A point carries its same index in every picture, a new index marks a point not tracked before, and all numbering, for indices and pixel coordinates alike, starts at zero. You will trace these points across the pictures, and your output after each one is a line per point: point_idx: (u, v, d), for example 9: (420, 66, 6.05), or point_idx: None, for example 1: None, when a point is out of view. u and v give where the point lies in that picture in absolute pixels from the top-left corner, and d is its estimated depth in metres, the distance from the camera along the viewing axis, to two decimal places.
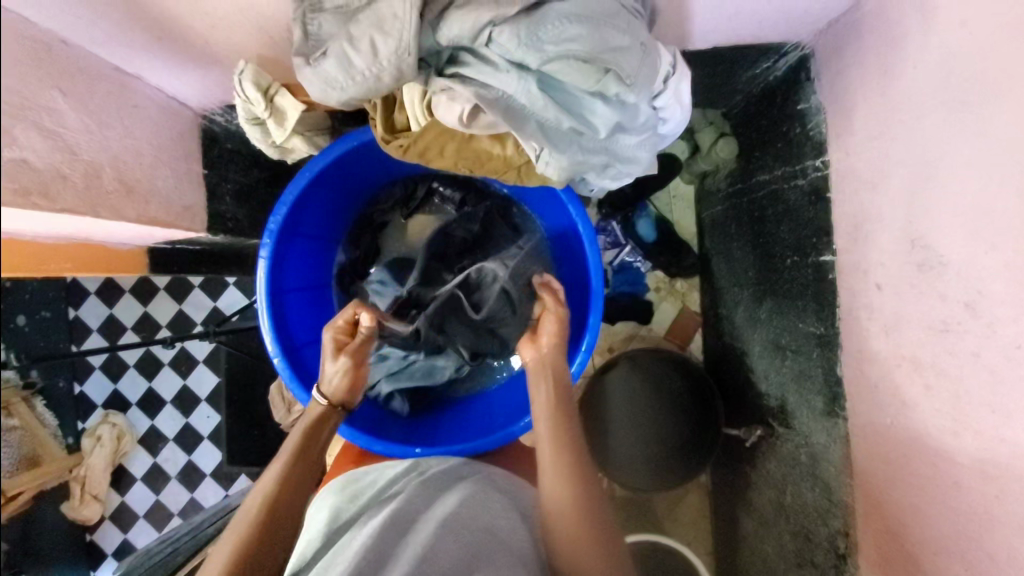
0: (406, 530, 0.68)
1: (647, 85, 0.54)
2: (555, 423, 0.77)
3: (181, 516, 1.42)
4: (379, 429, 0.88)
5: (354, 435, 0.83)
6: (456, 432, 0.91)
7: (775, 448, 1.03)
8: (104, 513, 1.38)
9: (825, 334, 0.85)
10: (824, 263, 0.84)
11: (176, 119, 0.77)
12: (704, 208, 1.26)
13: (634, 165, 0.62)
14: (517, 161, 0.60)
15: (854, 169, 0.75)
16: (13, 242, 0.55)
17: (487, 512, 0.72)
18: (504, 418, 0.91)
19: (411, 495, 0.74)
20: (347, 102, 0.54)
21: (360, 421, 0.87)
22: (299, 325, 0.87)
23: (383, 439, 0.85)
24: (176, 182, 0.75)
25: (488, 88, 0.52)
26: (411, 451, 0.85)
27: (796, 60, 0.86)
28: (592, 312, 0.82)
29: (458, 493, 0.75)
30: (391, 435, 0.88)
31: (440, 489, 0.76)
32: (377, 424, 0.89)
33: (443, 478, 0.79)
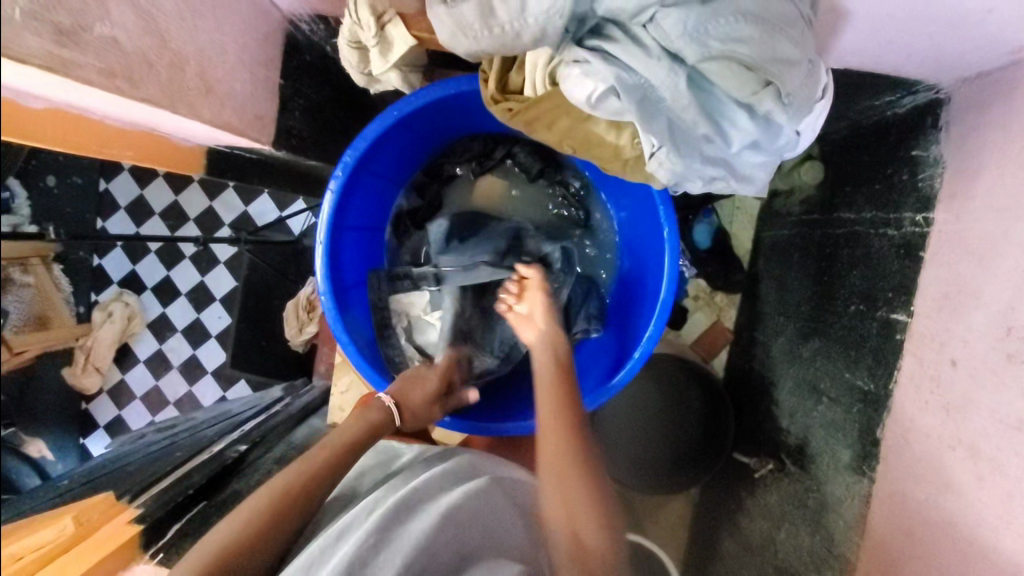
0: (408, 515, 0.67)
1: (803, 109, 0.49)
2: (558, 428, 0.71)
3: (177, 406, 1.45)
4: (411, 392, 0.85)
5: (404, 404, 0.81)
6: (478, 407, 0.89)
7: (781, 484, 1.02)
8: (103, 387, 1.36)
9: (873, 392, 0.82)
10: (895, 321, 0.80)
11: (264, 20, 0.72)
12: (766, 227, 1.20)
13: (749, 185, 0.57)
14: (628, 155, 0.56)
15: (962, 236, 0.70)
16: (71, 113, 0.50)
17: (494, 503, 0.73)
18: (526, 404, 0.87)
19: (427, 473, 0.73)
20: (472, 54, 0.49)
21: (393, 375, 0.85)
22: (349, 265, 0.84)
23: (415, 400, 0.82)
24: (252, 88, 0.71)
25: (631, 71, 0.47)
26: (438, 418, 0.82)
27: (925, 102, 0.79)
28: (654, 323, 0.78)
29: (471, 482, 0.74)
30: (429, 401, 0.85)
31: (453, 477, 0.76)
32: None
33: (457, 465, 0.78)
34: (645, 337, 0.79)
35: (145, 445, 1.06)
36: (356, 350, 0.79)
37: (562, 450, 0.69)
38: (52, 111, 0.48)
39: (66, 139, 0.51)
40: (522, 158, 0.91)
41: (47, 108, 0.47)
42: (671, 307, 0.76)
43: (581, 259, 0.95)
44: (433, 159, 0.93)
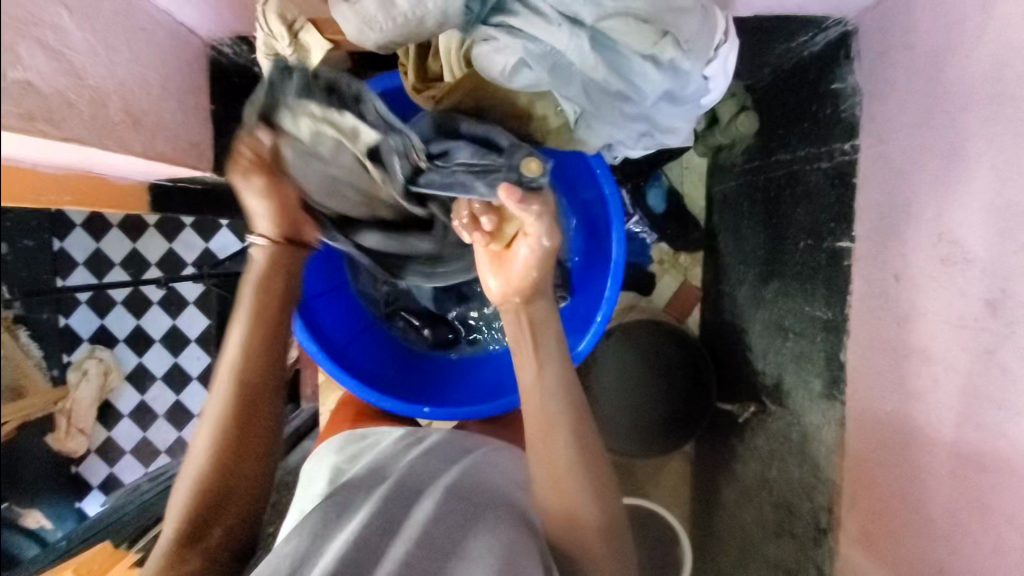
0: (411, 496, 0.68)
1: (704, 53, 0.51)
2: (560, 419, 0.64)
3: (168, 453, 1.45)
4: (389, 390, 0.87)
5: (379, 397, 0.83)
6: (460, 391, 0.92)
7: (765, 424, 1.05)
8: (90, 446, 1.42)
9: (833, 319, 0.86)
10: (841, 249, 0.83)
11: (184, 48, 0.72)
12: (716, 182, 1.23)
13: (673, 136, 0.60)
14: (554, 123, 0.59)
15: (887, 156, 0.74)
16: (18, 168, 0.49)
17: (489, 479, 0.74)
18: (503, 385, 0.90)
19: (416, 461, 0.76)
20: (382, 46, 0.51)
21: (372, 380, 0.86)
22: (310, 277, 0.86)
23: (393, 397, 0.84)
24: (183, 116, 0.71)
25: (536, 41, 0.49)
26: (420, 410, 0.84)
27: (836, 36, 0.83)
28: (610, 289, 0.82)
29: (464, 462, 0.76)
30: (407, 395, 0.87)
31: (447, 458, 0.78)
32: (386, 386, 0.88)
33: (448, 450, 0.80)
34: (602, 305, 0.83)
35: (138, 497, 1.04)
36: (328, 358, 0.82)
37: (561, 436, 0.63)
38: (3, 163, 0.46)
39: (16, 195, 0.50)
40: None
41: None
42: (623, 269, 0.80)
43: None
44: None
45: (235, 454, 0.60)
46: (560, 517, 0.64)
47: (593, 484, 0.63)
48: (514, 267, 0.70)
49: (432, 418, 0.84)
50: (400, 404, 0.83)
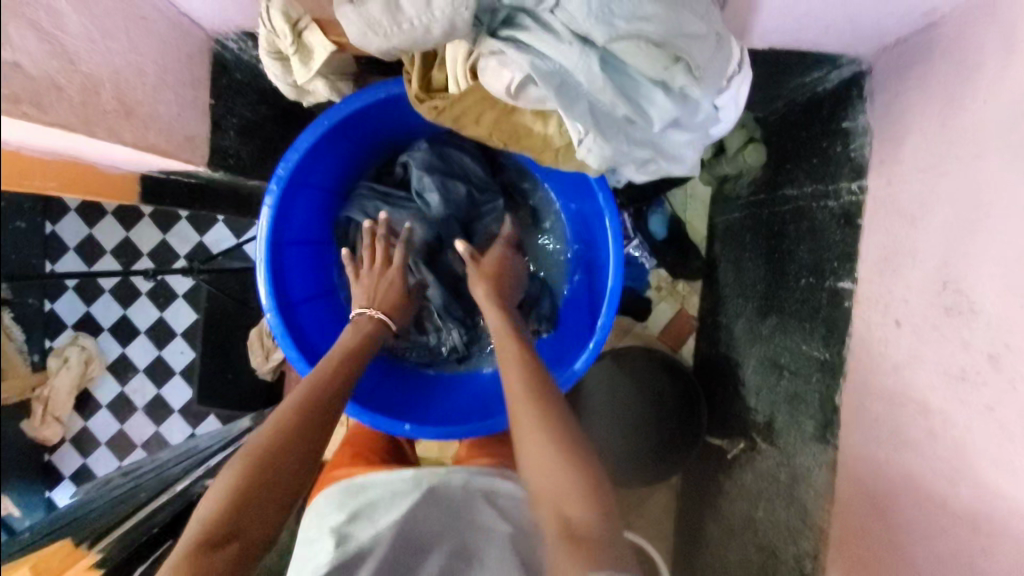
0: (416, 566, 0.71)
1: (714, 81, 0.51)
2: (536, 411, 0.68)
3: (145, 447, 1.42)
4: (371, 404, 0.83)
5: (355, 410, 0.80)
6: (447, 411, 0.88)
7: (754, 462, 1.02)
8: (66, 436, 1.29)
9: (830, 360, 0.83)
10: (842, 289, 0.82)
11: (187, 40, 0.71)
12: (719, 213, 1.22)
13: (678, 165, 0.57)
14: (557, 143, 0.56)
15: (894, 199, 0.72)
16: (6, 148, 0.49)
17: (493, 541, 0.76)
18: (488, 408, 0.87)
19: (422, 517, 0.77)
20: (386, 51, 0.50)
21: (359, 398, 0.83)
22: (295, 281, 0.83)
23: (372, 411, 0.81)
24: (179, 109, 0.70)
25: (544, 58, 0.48)
26: (400, 427, 0.81)
27: (850, 75, 0.82)
28: (601, 326, 0.78)
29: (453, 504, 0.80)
30: (387, 412, 0.84)
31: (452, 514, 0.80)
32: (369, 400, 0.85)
33: (441, 500, 0.81)
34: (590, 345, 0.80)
35: (105, 490, 1.00)
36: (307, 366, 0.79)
37: (530, 412, 0.68)
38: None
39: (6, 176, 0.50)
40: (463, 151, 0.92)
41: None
42: (615, 307, 0.77)
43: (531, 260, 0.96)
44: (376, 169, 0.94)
45: (281, 459, 0.66)
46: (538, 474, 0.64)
47: (570, 459, 0.64)
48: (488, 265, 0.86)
49: (413, 436, 0.81)
50: (378, 420, 0.81)
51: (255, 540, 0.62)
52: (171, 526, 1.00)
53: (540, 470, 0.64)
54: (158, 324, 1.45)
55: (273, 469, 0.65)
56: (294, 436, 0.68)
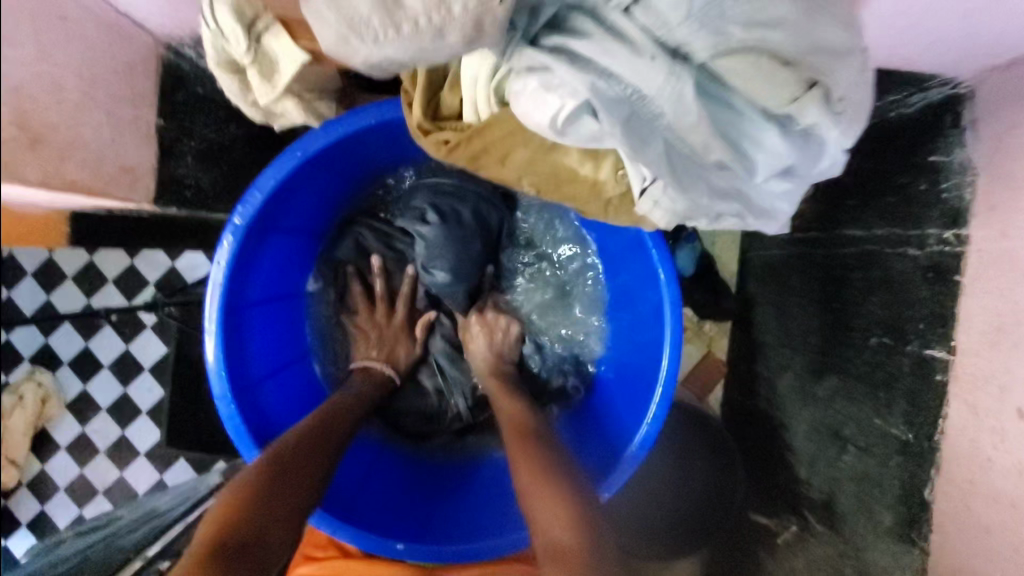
0: None
1: (852, 119, 0.36)
2: (519, 442, 0.68)
3: (107, 495, 1.27)
4: (358, 515, 0.70)
5: (335, 526, 0.66)
6: (452, 518, 0.74)
7: (807, 547, 0.87)
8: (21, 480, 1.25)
9: (914, 443, 0.69)
10: (930, 357, 0.68)
11: (128, 46, 0.56)
12: (755, 246, 1.08)
13: (770, 225, 0.43)
14: (610, 192, 0.42)
15: (1010, 257, 0.58)
16: None
17: None
18: (501, 517, 0.72)
19: None
20: (375, 66, 0.35)
21: (335, 499, 0.69)
22: (258, 348, 0.70)
23: (351, 525, 0.67)
24: (112, 135, 0.55)
25: (613, 78, 0.34)
26: (392, 548, 0.68)
27: (938, 100, 0.68)
28: (650, 421, 0.67)
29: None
30: (377, 520, 0.71)
31: None
32: (352, 502, 0.71)
33: None
34: (641, 433, 0.67)
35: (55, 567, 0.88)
36: None
37: (515, 445, 0.68)
38: None
39: None
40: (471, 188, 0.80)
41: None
42: (668, 406, 0.65)
43: (555, 318, 0.83)
44: (362, 203, 0.81)
45: (301, 466, 0.63)
46: (527, 498, 0.62)
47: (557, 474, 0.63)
48: (478, 354, 0.80)
49: (407, 557, 0.68)
50: (364, 541, 0.67)
51: (273, 545, 0.58)
52: None
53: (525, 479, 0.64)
54: (123, 360, 1.27)
55: (291, 471, 0.62)
56: (312, 442, 0.66)
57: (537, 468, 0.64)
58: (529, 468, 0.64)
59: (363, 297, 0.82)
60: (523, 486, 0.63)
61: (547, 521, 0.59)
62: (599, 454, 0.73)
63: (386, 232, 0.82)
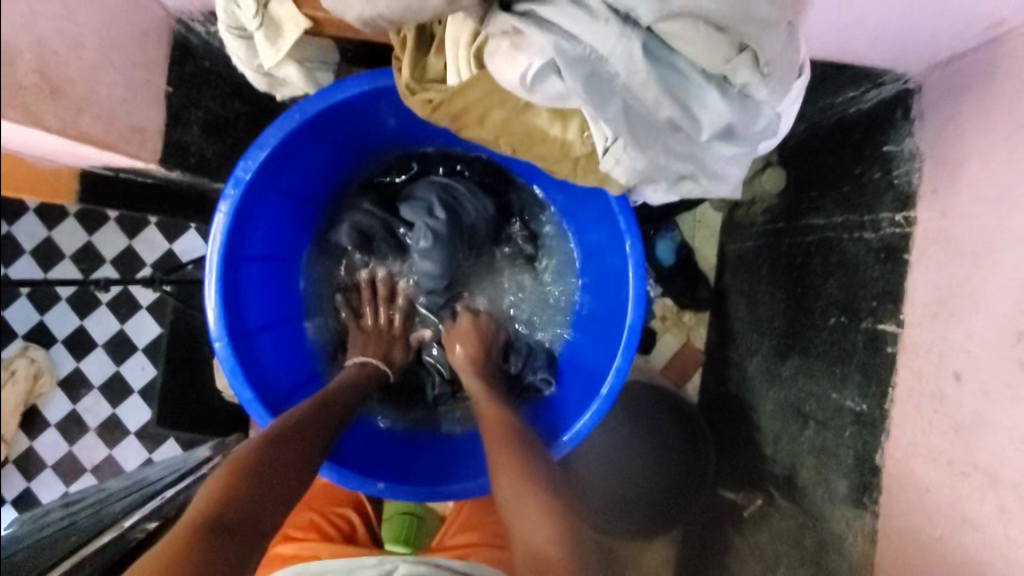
0: None
1: (784, 82, 0.42)
2: (502, 444, 0.70)
3: (95, 472, 1.29)
4: (343, 459, 0.73)
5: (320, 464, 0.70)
6: (431, 463, 0.78)
7: (770, 520, 0.91)
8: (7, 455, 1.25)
9: (867, 412, 0.74)
10: (882, 332, 0.72)
11: (142, 16, 0.60)
12: (730, 240, 1.12)
13: (721, 184, 0.48)
14: (578, 152, 0.47)
15: (951, 235, 0.63)
16: None
17: None
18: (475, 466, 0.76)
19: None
20: (367, 21, 0.40)
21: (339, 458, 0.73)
22: (256, 303, 0.73)
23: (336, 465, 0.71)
24: (125, 93, 0.59)
25: (572, 39, 0.39)
26: (373, 487, 0.71)
27: (891, 95, 0.74)
28: (613, 376, 0.69)
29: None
30: (364, 465, 0.75)
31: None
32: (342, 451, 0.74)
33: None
34: (601, 394, 0.71)
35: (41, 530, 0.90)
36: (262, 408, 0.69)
37: (499, 448, 0.70)
38: None
39: None
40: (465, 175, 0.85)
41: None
42: (621, 382, 0.69)
43: (539, 295, 0.88)
44: (363, 183, 0.86)
45: (297, 438, 0.67)
46: (510, 513, 0.65)
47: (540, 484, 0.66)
48: (465, 343, 0.82)
49: (388, 497, 0.71)
50: (349, 480, 0.71)
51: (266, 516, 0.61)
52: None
53: (509, 497, 0.66)
54: (117, 338, 1.30)
55: (287, 445, 0.66)
56: (311, 421, 0.69)
57: (521, 478, 0.67)
58: (516, 479, 0.66)
59: (368, 296, 0.86)
60: (503, 497, 0.66)
61: (532, 529, 0.63)
62: (575, 412, 0.76)
63: (386, 219, 0.84)
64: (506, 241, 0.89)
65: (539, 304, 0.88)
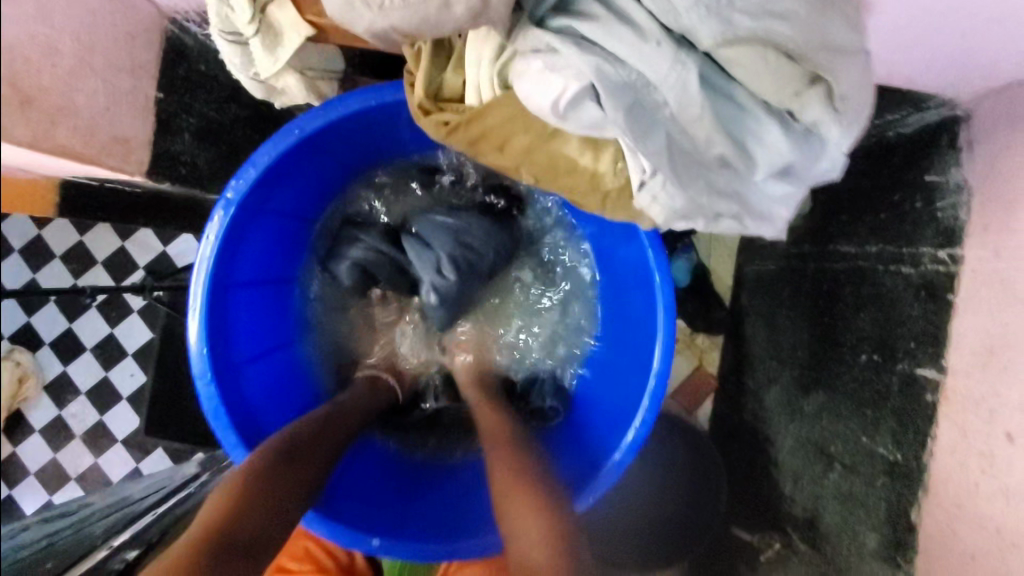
0: None
1: (852, 122, 0.38)
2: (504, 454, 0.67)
3: (80, 481, 1.24)
4: (336, 507, 0.69)
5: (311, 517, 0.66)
6: (429, 511, 0.73)
7: (790, 566, 0.85)
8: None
9: (900, 464, 0.69)
10: (921, 375, 0.67)
11: (127, 16, 0.56)
12: (750, 261, 1.06)
13: (768, 227, 0.42)
14: (609, 185, 0.41)
15: (1001, 277, 0.58)
16: None
17: None
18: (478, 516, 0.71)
19: None
20: (379, 34, 0.37)
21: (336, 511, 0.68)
22: (244, 330, 0.69)
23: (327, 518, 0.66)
24: (108, 100, 0.54)
25: (619, 63, 0.35)
26: (366, 543, 0.66)
27: (936, 121, 0.68)
28: (640, 422, 0.65)
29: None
30: (356, 514, 0.69)
31: None
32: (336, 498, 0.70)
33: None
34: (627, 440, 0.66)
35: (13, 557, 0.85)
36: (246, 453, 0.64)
37: (502, 456, 0.66)
38: None
39: None
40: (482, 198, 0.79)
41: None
42: (644, 437, 0.65)
43: (555, 330, 0.82)
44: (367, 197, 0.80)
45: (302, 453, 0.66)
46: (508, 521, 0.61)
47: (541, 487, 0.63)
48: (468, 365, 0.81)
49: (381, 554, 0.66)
50: (339, 536, 0.66)
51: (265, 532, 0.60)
52: None
53: (503, 484, 0.64)
54: (107, 343, 1.24)
55: (291, 457, 0.65)
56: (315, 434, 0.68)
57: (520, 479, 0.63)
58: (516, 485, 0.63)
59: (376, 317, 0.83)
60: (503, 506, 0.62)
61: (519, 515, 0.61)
62: (591, 458, 0.71)
63: (392, 258, 0.77)
64: (519, 270, 0.82)
65: (552, 338, 0.82)
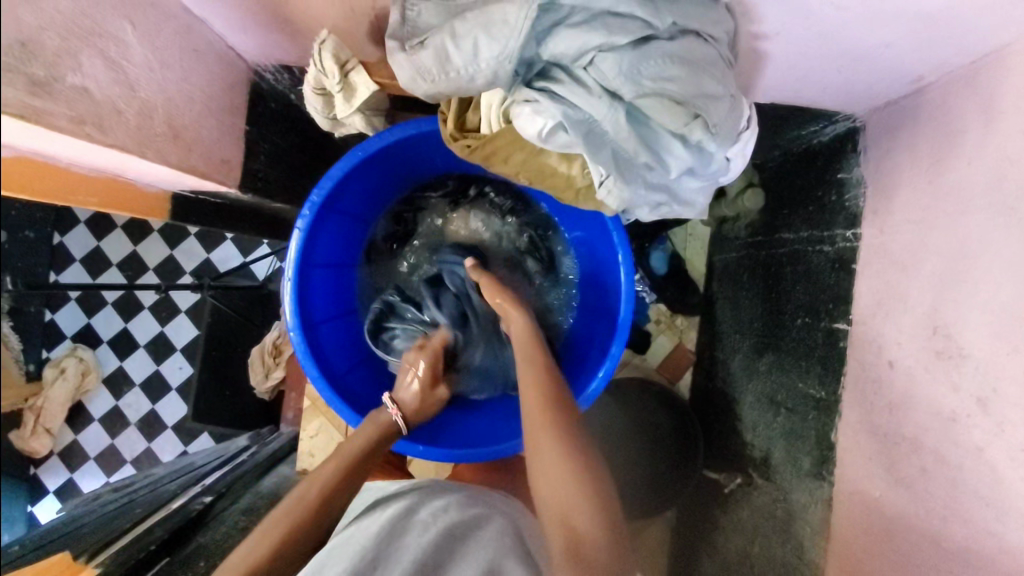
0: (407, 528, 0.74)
1: (728, 136, 0.57)
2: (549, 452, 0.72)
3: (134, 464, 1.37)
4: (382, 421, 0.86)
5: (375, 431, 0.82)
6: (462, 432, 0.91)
7: (750, 498, 1.03)
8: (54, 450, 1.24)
9: (824, 399, 0.87)
10: (837, 330, 0.86)
11: (230, 70, 0.75)
12: (718, 252, 1.26)
13: (688, 209, 0.63)
14: (580, 183, 0.61)
15: (886, 249, 0.77)
16: (32, 158, 0.52)
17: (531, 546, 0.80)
18: (500, 431, 0.89)
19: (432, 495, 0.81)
20: (429, 95, 0.56)
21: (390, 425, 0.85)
22: (319, 301, 0.87)
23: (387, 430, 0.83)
24: (217, 134, 0.74)
25: (576, 108, 0.54)
26: (413, 448, 0.83)
27: (845, 130, 0.87)
28: (609, 359, 0.83)
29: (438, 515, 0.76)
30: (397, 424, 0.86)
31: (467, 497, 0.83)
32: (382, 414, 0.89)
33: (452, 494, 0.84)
34: (600, 374, 0.84)
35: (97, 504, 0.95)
36: (326, 384, 0.81)
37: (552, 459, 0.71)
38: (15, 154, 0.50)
39: (41, 190, 0.54)
40: (494, 198, 0.99)
41: (1, 154, 0.48)
42: (614, 368, 0.83)
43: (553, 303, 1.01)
44: (406, 201, 0.99)
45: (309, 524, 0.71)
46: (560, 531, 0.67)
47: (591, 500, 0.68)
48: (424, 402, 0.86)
49: (423, 457, 0.83)
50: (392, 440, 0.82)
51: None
52: (170, 545, 0.91)
53: (553, 496, 0.69)
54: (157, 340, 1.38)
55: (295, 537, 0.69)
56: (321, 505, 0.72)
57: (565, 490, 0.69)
58: (559, 489, 0.69)
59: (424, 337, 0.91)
60: (550, 500, 0.69)
61: (577, 515, 0.67)
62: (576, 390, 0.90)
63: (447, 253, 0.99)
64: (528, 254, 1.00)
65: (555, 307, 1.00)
